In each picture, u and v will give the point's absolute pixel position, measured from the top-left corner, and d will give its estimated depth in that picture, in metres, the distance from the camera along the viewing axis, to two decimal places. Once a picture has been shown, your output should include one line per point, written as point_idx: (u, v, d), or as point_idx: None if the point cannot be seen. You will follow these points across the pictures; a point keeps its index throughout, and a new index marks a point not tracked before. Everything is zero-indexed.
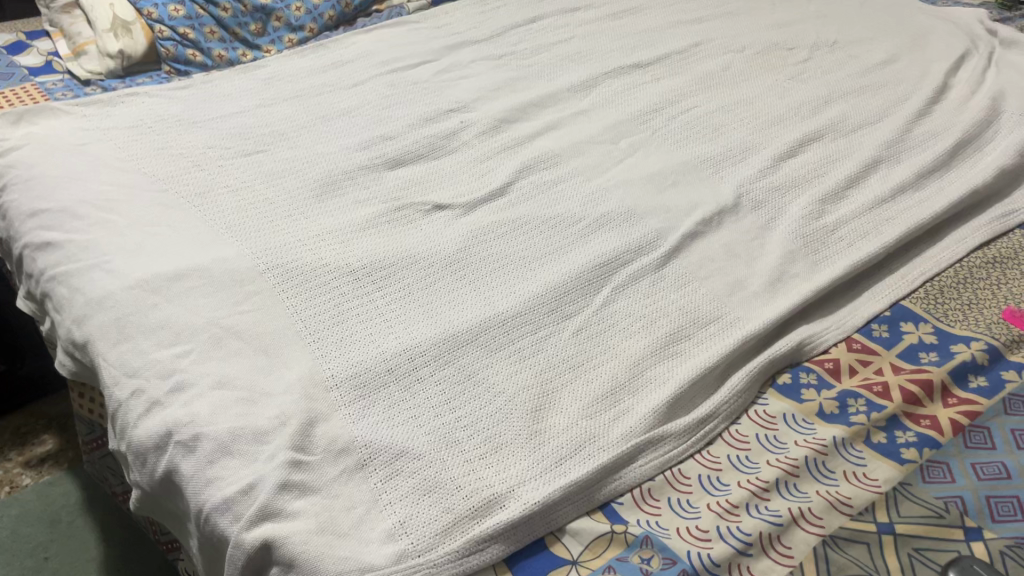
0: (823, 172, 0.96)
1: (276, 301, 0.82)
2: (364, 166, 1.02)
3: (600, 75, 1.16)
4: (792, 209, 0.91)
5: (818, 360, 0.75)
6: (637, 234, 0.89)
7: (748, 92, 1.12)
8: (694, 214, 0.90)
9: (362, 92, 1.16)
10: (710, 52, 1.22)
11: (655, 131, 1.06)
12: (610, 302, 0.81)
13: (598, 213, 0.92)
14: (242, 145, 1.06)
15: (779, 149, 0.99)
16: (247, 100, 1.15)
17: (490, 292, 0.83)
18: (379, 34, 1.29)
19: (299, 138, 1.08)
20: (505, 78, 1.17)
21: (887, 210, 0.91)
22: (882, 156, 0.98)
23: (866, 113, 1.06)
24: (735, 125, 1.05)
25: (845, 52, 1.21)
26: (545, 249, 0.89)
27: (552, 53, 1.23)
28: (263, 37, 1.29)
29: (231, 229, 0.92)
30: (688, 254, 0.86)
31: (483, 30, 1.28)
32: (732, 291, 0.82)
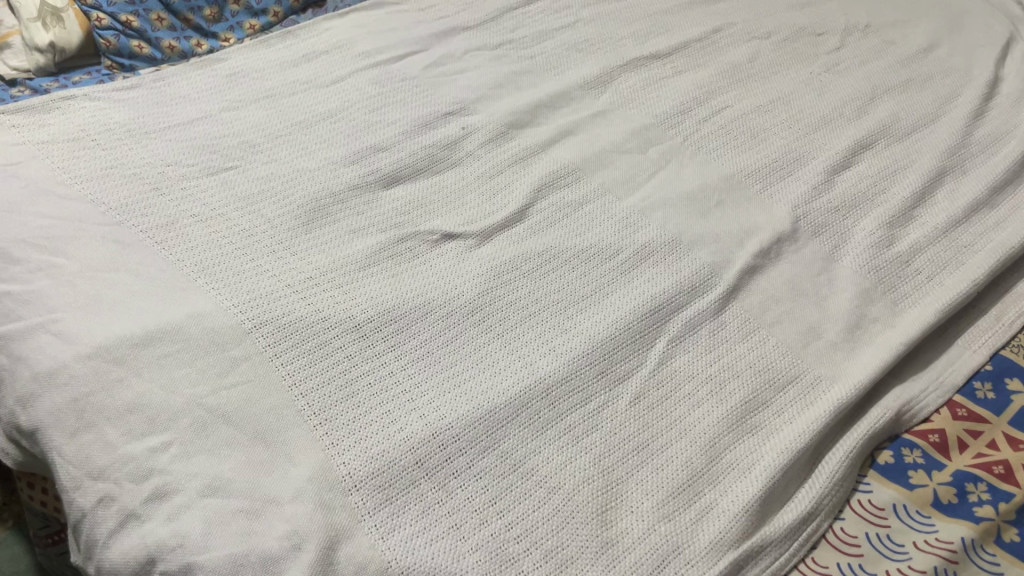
0: (884, 185, 0.85)
1: (269, 370, 0.68)
2: (354, 186, 0.88)
3: (616, 68, 1.02)
4: (858, 233, 0.80)
5: (920, 430, 0.64)
6: (687, 270, 0.76)
7: (783, 86, 1.00)
8: (749, 244, 0.78)
9: (343, 91, 1.00)
10: (733, 38, 1.09)
11: (686, 136, 0.93)
12: (667, 360, 0.69)
13: (638, 242, 0.80)
14: (207, 160, 0.90)
15: (832, 160, 0.87)
16: (207, 102, 0.98)
17: (525, 348, 0.70)
18: (355, 19, 1.12)
19: (275, 151, 0.92)
20: (507, 73, 1.03)
21: (963, 234, 0.80)
22: (947, 166, 0.87)
23: (918, 112, 0.95)
24: (776, 128, 0.93)
25: (879, 37, 1.09)
26: (582, 288, 0.76)
27: (556, 41, 1.08)
28: (219, 23, 1.11)
29: (204, 272, 0.77)
30: (747, 294, 0.75)
31: (475, 13, 1.13)
32: (806, 341, 0.71)
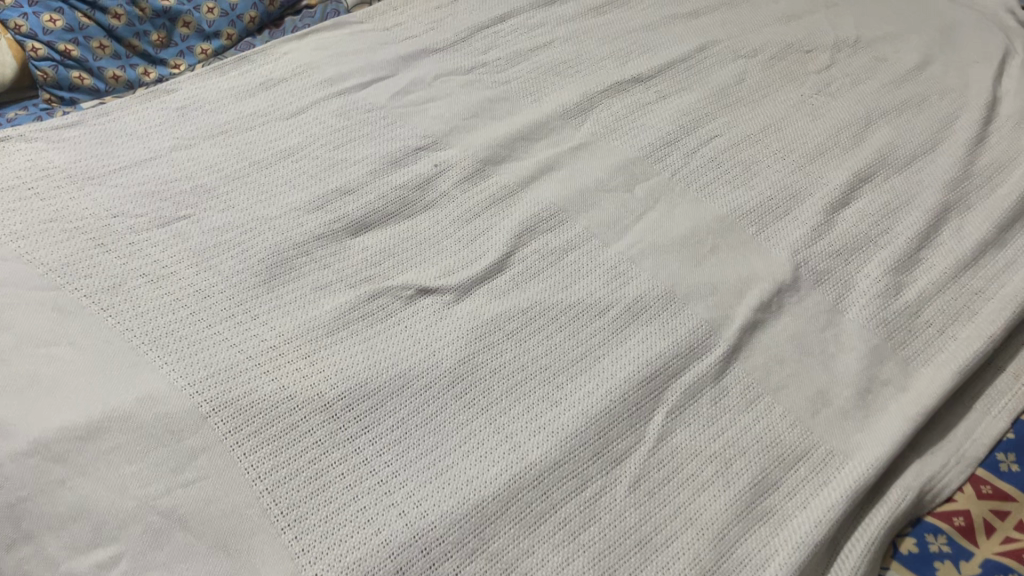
0: (887, 224, 0.80)
1: (230, 463, 0.62)
2: (320, 236, 0.81)
3: (596, 94, 0.96)
4: (863, 281, 0.75)
5: (942, 512, 0.60)
6: (684, 328, 0.71)
7: (773, 111, 0.94)
8: (749, 297, 0.73)
9: (304, 125, 0.93)
10: (719, 57, 1.03)
11: (674, 170, 0.87)
12: (667, 435, 0.64)
13: (629, 296, 0.74)
14: (158, 210, 0.83)
15: (830, 196, 0.82)
16: (156, 141, 0.91)
17: (512, 426, 0.64)
18: (313, 41, 1.05)
19: (232, 196, 0.85)
20: (480, 101, 0.96)
21: (973, 279, 0.75)
22: (951, 202, 0.82)
23: (917, 139, 0.90)
24: (769, 160, 0.87)
25: (871, 53, 1.04)
26: (571, 351, 0.70)
27: (532, 63, 1.02)
28: (168, 49, 1.03)
29: (156, 342, 0.70)
30: (749, 354, 0.69)
31: (444, 33, 1.06)
32: (815, 408, 0.66)
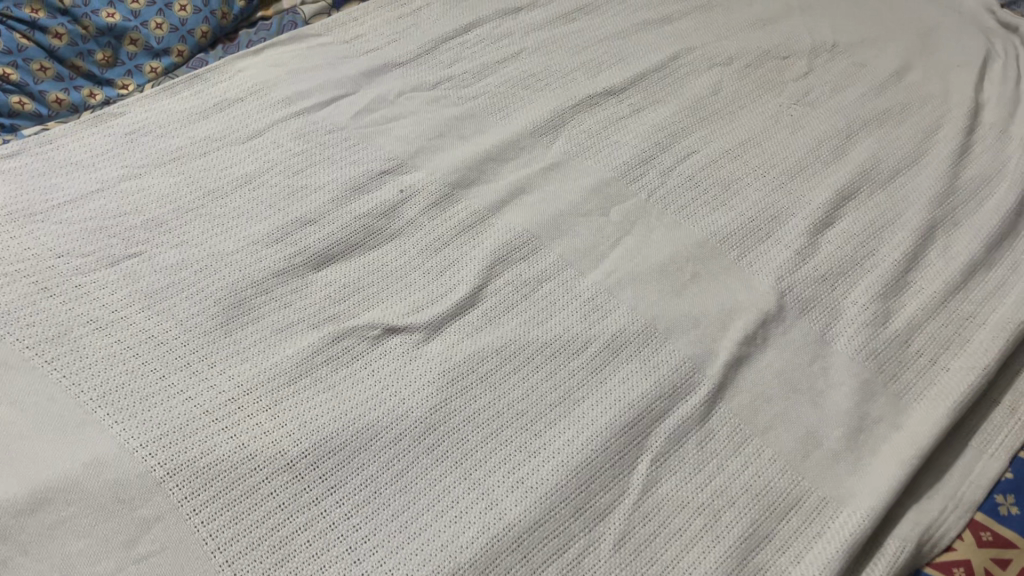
0: (873, 245, 0.77)
1: (187, 534, 0.58)
2: (279, 272, 0.77)
3: (567, 110, 0.92)
4: (850, 309, 0.72)
5: (942, 562, 0.58)
6: (666, 366, 0.67)
7: (752, 124, 0.91)
8: (733, 330, 0.70)
9: (261, 150, 0.89)
10: (693, 65, 0.99)
11: (651, 190, 0.83)
12: (651, 486, 0.61)
13: (609, 331, 0.70)
14: (107, 248, 0.78)
15: (813, 217, 0.79)
16: (104, 171, 0.86)
17: (488, 482, 0.61)
18: (269, 57, 1.00)
19: (186, 230, 0.80)
20: (446, 119, 0.92)
21: (963, 304, 0.72)
22: (937, 219, 0.79)
23: (900, 152, 0.87)
24: (749, 177, 0.84)
25: (849, 58, 1.01)
26: (549, 395, 0.66)
27: (500, 76, 0.97)
28: (114, 69, 0.97)
29: (105, 398, 0.65)
30: (735, 393, 0.66)
31: (407, 45, 1.01)
32: (806, 451, 0.63)
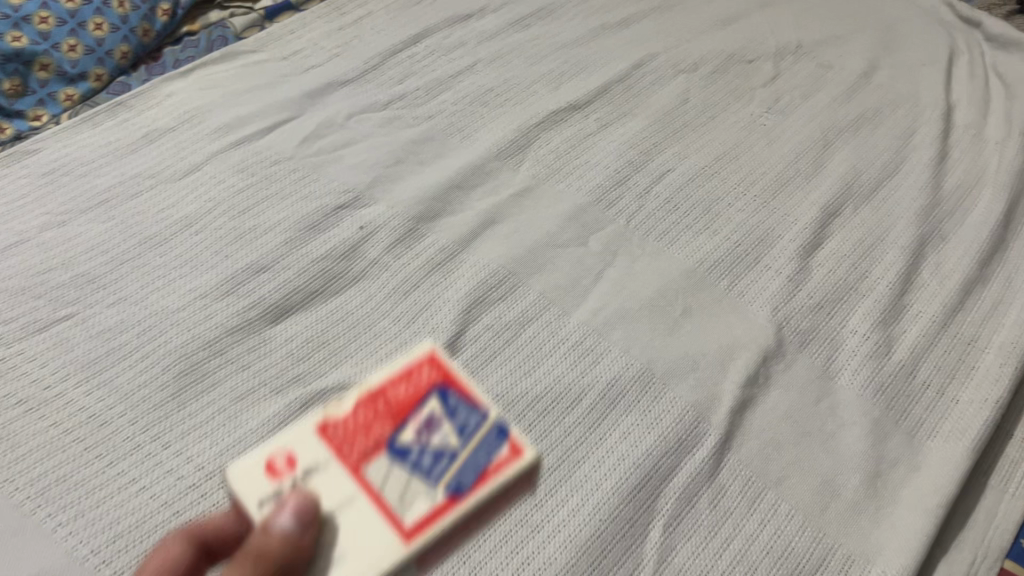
0: (866, 266, 0.74)
1: None
2: (234, 329, 0.69)
3: (532, 128, 0.87)
4: (851, 339, 0.68)
5: None
6: (669, 416, 0.63)
7: (725, 135, 0.87)
8: (735, 370, 0.66)
9: (201, 186, 0.80)
10: (658, 72, 0.94)
11: (630, 215, 0.78)
12: (667, 556, 0.56)
13: (603, 379, 0.65)
14: (32, 311, 0.69)
15: (802, 238, 0.75)
16: (21, 220, 0.76)
17: (490, 562, 0.55)
18: (200, 79, 0.91)
19: (121, 285, 0.72)
20: (403, 143, 0.85)
21: (963, 327, 0.70)
22: (926, 234, 0.76)
23: (879, 161, 0.84)
24: (731, 196, 0.80)
25: (815, 60, 0.97)
26: (546, 456, 0.61)
27: (456, 92, 0.91)
28: (24, 98, 0.87)
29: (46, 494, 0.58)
30: (743, 442, 0.62)
31: (352, 61, 0.94)
32: (824, 502, 0.59)
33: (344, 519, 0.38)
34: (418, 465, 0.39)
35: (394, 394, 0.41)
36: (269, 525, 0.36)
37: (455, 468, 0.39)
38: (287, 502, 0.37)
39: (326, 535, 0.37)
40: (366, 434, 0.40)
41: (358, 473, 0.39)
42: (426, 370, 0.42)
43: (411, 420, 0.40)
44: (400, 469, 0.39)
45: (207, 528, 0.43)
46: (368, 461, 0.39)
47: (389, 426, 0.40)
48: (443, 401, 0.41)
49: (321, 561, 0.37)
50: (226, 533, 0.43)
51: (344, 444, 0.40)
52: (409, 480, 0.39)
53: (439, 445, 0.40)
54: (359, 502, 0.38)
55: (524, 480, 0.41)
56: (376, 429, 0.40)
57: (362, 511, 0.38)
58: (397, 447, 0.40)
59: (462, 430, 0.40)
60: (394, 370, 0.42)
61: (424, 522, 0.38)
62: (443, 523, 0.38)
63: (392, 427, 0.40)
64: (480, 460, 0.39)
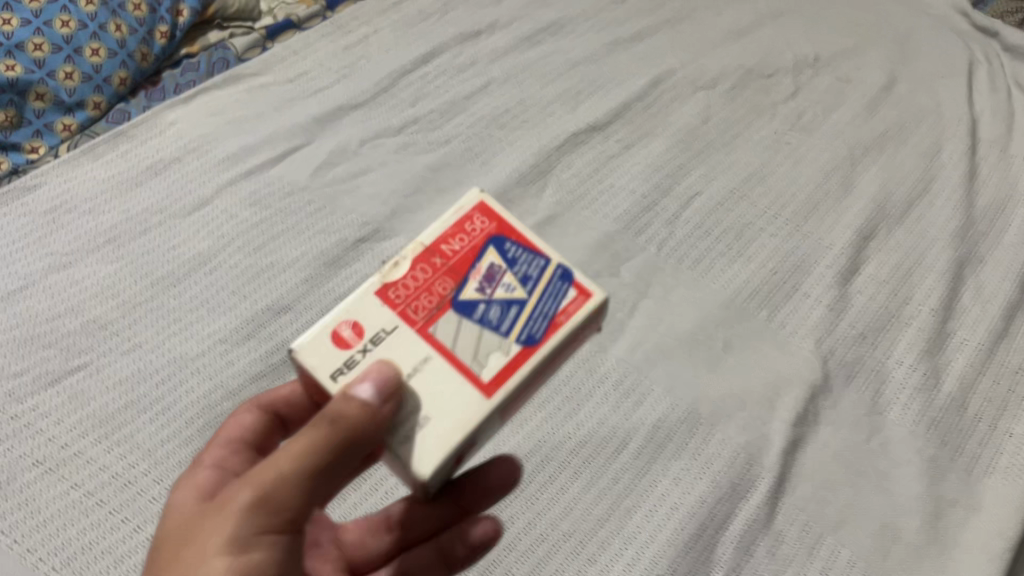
0: (906, 292, 0.72)
1: None
2: (257, 374, 0.67)
3: (553, 151, 0.84)
4: (898, 370, 0.66)
5: None
6: (720, 461, 0.61)
7: (750, 155, 0.85)
8: (783, 409, 0.64)
9: (212, 222, 0.77)
10: (677, 89, 0.92)
11: (660, 242, 0.76)
12: None
13: (648, 421, 0.63)
14: (43, 363, 0.66)
15: (838, 265, 0.73)
16: (24, 263, 0.73)
17: None
18: (203, 104, 0.87)
19: (135, 331, 0.69)
20: (420, 171, 0.82)
21: (1009, 355, 0.68)
22: (963, 258, 0.75)
23: (909, 181, 0.82)
24: (762, 221, 0.78)
25: (834, 73, 0.95)
26: (595, 508, 0.59)
27: (470, 114, 0.88)
28: (20, 130, 0.83)
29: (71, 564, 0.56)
30: (797, 484, 0.60)
31: (361, 83, 0.90)
32: (884, 548, 0.57)
33: (423, 375, 0.42)
34: (486, 318, 0.44)
35: (451, 248, 0.46)
36: (350, 394, 0.40)
37: (525, 315, 0.44)
38: (368, 374, 0.41)
39: (410, 399, 0.42)
40: (430, 294, 0.45)
41: (428, 333, 0.44)
42: (478, 221, 0.48)
43: (472, 275, 0.46)
44: (470, 322, 0.44)
45: (278, 401, 0.54)
46: (435, 321, 0.44)
47: (452, 282, 0.45)
48: (501, 250, 0.47)
49: (406, 420, 0.41)
50: (296, 403, 0.54)
51: (409, 305, 0.44)
52: (481, 332, 0.44)
53: (504, 297, 0.45)
54: (435, 360, 0.43)
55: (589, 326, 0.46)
56: (442, 287, 0.45)
57: (438, 368, 0.43)
58: (462, 301, 0.45)
59: (524, 280, 0.46)
60: (449, 225, 0.47)
61: (502, 374, 0.42)
62: (520, 374, 0.43)
63: (455, 283, 0.45)
64: (547, 310, 0.45)
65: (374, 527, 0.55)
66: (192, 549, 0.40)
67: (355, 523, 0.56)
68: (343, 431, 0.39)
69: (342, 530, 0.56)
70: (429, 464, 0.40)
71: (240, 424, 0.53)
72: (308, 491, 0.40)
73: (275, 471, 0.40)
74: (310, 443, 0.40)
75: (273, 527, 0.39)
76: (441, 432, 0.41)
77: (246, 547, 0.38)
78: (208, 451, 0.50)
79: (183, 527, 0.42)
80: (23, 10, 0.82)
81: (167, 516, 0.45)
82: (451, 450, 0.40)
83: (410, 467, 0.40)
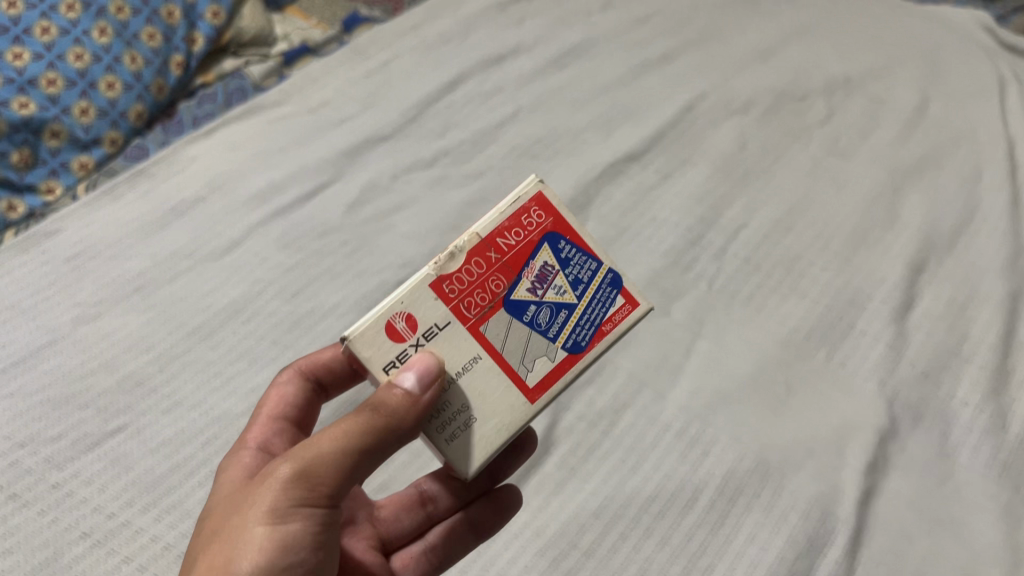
0: (964, 326, 0.70)
1: None
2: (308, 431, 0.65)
3: (591, 182, 0.82)
4: (964, 410, 0.65)
5: None
6: (794, 513, 0.59)
7: (791, 183, 0.83)
8: (853, 455, 0.62)
9: (245, 265, 0.74)
10: (710, 115, 0.90)
11: (708, 279, 0.75)
12: None
13: (718, 472, 0.62)
14: (81, 425, 0.63)
15: (893, 299, 0.72)
16: (51, 314, 0.70)
17: None
18: (224, 137, 0.84)
19: (175, 388, 0.66)
20: (456, 206, 0.80)
21: None
22: (1018, 287, 0.73)
23: (952, 208, 0.80)
24: (811, 254, 0.76)
25: (864, 95, 0.93)
26: (672, 567, 0.57)
27: (502, 144, 0.86)
28: (35, 170, 0.79)
29: None
30: (873, 535, 0.59)
31: (388, 112, 0.87)
32: None
33: (473, 374, 0.45)
34: (536, 321, 0.47)
35: (507, 243, 0.46)
36: (393, 384, 0.42)
37: (573, 322, 0.48)
38: (411, 365, 0.43)
39: (455, 394, 0.45)
40: (483, 290, 0.46)
41: (479, 331, 0.46)
42: (535, 214, 0.47)
43: (526, 272, 0.47)
44: (521, 324, 0.47)
45: (317, 366, 0.56)
46: (486, 319, 0.46)
47: (507, 280, 0.46)
48: (556, 248, 0.48)
49: (454, 418, 0.44)
50: (335, 367, 0.57)
51: (462, 300, 0.45)
52: (530, 335, 0.47)
53: (556, 300, 0.48)
54: (484, 360, 0.46)
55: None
56: (495, 284, 0.46)
57: (487, 367, 0.46)
58: (515, 302, 0.47)
59: (575, 283, 0.48)
60: (505, 216, 0.47)
61: (548, 379, 0.47)
62: (563, 379, 0.47)
63: (509, 281, 0.46)
64: (594, 317, 0.49)
65: (410, 503, 0.57)
66: (235, 520, 0.41)
67: (389, 498, 0.57)
68: (385, 418, 0.41)
69: (377, 506, 0.57)
70: (476, 463, 0.44)
71: (283, 397, 0.55)
72: (349, 471, 0.41)
73: (315, 449, 0.40)
74: (350, 428, 0.41)
75: (310, 501, 0.40)
76: (487, 432, 0.45)
77: (284, 518, 0.39)
78: (255, 429, 0.53)
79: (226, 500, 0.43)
80: (34, 43, 0.77)
81: (217, 496, 0.48)
82: (494, 451, 0.45)
83: (456, 460, 0.44)
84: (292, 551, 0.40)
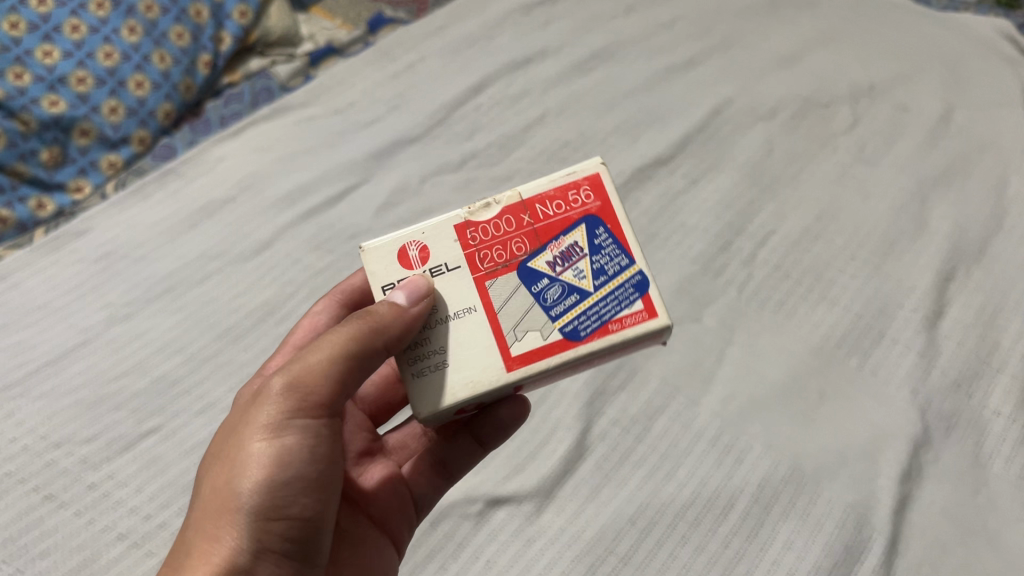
0: (995, 336, 0.70)
1: None
2: None
3: (619, 189, 0.83)
4: (995, 420, 0.64)
5: None
6: (829, 522, 0.59)
7: (819, 190, 0.83)
8: (886, 465, 0.62)
9: (274, 268, 0.74)
10: (736, 121, 0.89)
11: (739, 285, 0.75)
12: None
13: (752, 480, 0.62)
14: (114, 427, 0.64)
15: (923, 308, 0.72)
16: (82, 314, 0.70)
17: None
18: (252, 139, 0.84)
19: (207, 389, 0.66)
20: None
21: None
22: None
23: (981, 215, 0.79)
24: (840, 262, 0.76)
25: (889, 101, 0.91)
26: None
27: (529, 148, 0.86)
28: (64, 168, 0.79)
29: None
30: (908, 545, 0.59)
31: (414, 115, 0.87)
32: None
33: (463, 322, 0.45)
34: (543, 295, 0.45)
35: (545, 212, 0.47)
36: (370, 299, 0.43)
37: (579, 309, 0.45)
38: (397, 286, 0.44)
39: (439, 336, 0.45)
40: (504, 248, 0.46)
41: (485, 285, 0.46)
42: (585, 194, 0.47)
43: (552, 245, 0.46)
44: (527, 292, 0.46)
45: (351, 295, 0.60)
46: (496, 276, 0.46)
47: (529, 246, 0.46)
48: (592, 232, 0.46)
49: (430, 356, 0.44)
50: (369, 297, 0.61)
51: (480, 250, 0.47)
52: (532, 306, 0.45)
53: (571, 281, 0.46)
54: (478, 312, 0.45)
55: (647, 339, 0.46)
56: (517, 246, 0.46)
57: (478, 321, 0.45)
58: (530, 270, 0.46)
59: (598, 272, 0.46)
60: (554, 186, 0.47)
61: (532, 355, 0.44)
62: (548, 360, 0.44)
63: (532, 247, 0.46)
64: (603, 312, 0.45)
65: (417, 429, 0.62)
66: (236, 440, 0.43)
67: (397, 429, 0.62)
68: (360, 319, 0.43)
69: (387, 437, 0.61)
70: (428, 407, 0.43)
71: (314, 325, 0.59)
72: (335, 375, 0.43)
73: (298, 364, 0.42)
74: (325, 341, 0.43)
75: (303, 410, 0.42)
76: (454, 382, 0.44)
77: (280, 431, 0.42)
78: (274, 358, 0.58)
79: (228, 423, 0.46)
80: (64, 40, 0.76)
81: None
82: (453, 402, 0.44)
83: (414, 399, 0.44)
84: (293, 458, 0.42)
